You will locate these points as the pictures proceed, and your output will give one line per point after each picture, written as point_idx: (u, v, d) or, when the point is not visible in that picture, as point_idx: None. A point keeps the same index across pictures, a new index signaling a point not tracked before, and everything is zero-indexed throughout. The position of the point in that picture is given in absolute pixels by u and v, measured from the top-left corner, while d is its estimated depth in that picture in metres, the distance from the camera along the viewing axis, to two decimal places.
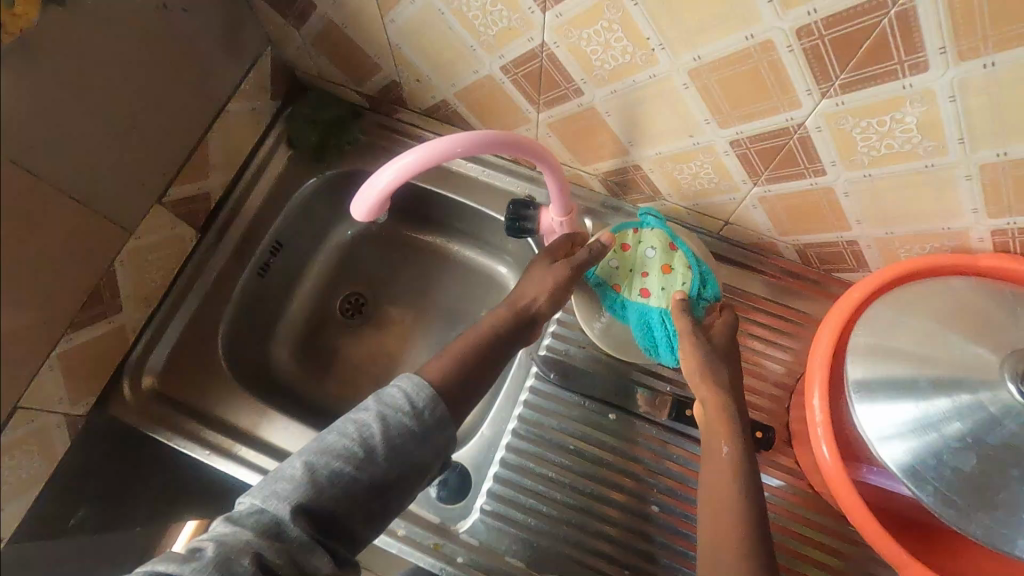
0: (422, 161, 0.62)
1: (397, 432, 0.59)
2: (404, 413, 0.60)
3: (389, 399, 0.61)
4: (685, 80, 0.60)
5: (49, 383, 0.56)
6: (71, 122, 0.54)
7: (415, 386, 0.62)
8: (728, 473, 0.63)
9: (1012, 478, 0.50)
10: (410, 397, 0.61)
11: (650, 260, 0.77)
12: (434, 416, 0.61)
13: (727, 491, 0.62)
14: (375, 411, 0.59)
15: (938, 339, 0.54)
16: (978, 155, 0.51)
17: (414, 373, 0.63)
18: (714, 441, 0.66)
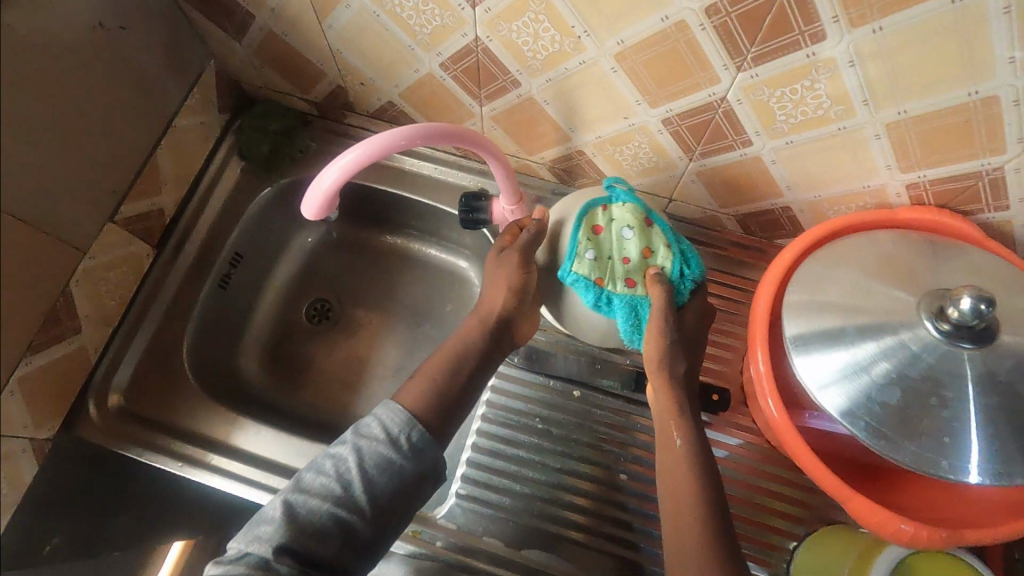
0: (366, 156, 0.51)
1: (375, 464, 0.54)
2: (381, 442, 0.55)
3: (366, 430, 0.56)
4: (612, 65, 0.55)
5: (11, 410, 0.59)
6: (23, 155, 0.55)
7: (391, 413, 0.57)
8: (687, 484, 0.55)
9: (935, 407, 0.47)
10: (386, 425, 0.56)
11: (628, 242, 0.62)
12: (413, 442, 0.56)
13: (686, 497, 0.54)
14: (350, 444, 0.55)
15: (861, 291, 0.52)
16: (883, 115, 0.50)
17: (391, 399, 0.59)
18: (671, 448, 0.58)
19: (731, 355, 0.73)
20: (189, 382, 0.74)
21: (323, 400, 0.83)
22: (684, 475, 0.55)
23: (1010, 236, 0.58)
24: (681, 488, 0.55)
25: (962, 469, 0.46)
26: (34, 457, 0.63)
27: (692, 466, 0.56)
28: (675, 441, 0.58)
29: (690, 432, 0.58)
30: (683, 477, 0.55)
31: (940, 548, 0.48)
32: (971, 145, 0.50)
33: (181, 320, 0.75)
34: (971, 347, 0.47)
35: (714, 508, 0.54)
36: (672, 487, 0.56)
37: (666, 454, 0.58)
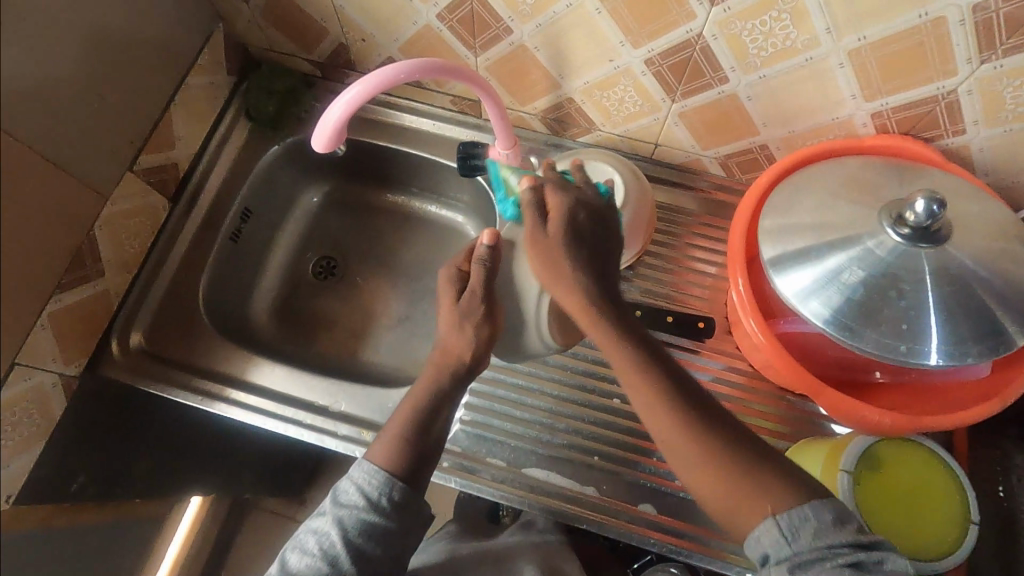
0: (368, 90, 0.57)
1: (357, 531, 0.52)
2: (360, 508, 0.53)
3: (344, 498, 0.54)
4: (596, 6, 0.59)
5: (42, 342, 0.64)
6: (55, 98, 0.59)
7: (367, 472, 0.55)
8: (671, 423, 0.50)
9: (896, 299, 0.52)
10: (363, 488, 0.54)
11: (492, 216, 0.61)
12: (394, 500, 0.54)
13: (691, 451, 0.49)
14: (330, 516, 0.53)
15: (832, 208, 0.56)
16: (844, 42, 0.55)
17: (362, 459, 0.56)
18: (626, 377, 0.52)
19: (716, 289, 0.77)
20: (205, 326, 0.78)
21: (331, 349, 0.87)
22: (668, 414, 0.50)
23: (969, 161, 0.62)
24: (685, 450, 0.49)
25: (920, 352, 0.52)
26: (63, 392, 0.67)
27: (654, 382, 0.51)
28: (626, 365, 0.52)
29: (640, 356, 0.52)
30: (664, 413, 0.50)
31: (902, 432, 0.55)
32: (926, 67, 0.54)
33: (196, 270, 0.79)
34: (926, 247, 0.52)
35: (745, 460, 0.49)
36: (660, 429, 0.50)
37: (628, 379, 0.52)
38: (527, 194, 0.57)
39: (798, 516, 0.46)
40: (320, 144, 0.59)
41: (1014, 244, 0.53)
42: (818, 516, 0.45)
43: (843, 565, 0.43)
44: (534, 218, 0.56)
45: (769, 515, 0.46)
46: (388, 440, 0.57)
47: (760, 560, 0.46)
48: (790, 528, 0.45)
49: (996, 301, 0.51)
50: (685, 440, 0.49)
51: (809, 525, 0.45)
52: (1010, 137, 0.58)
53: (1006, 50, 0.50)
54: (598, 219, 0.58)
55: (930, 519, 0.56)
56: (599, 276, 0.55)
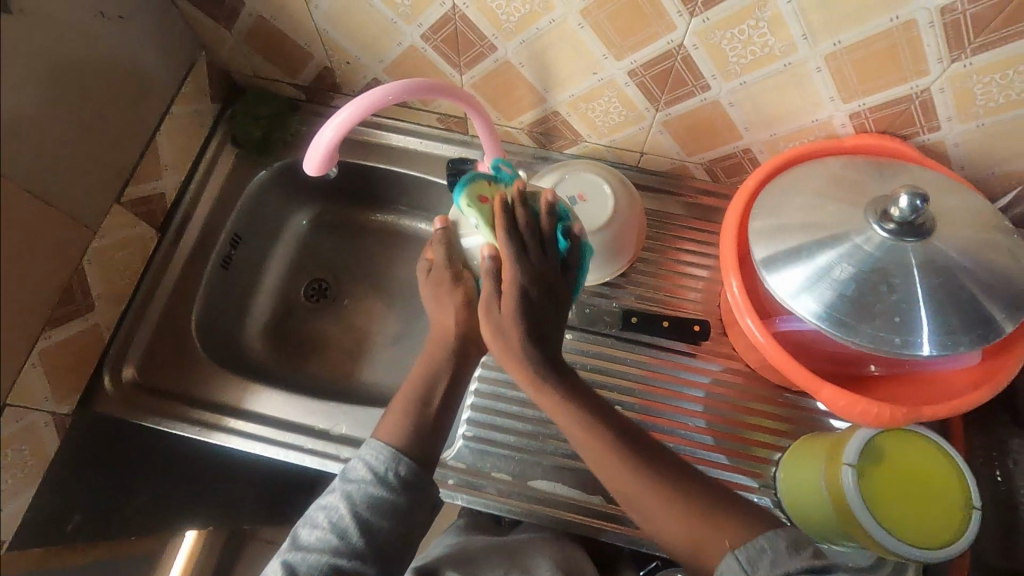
0: (359, 111, 0.58)
1: (365, 505, 0.52)
2: (368, 483, 0.54)
3: (352, 474, 0.55)
4: (579, 21, 0.61)
5: (35, 380, 0.62)
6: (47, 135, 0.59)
7: (375, 450, 0.56)
8: (606, 453, 0.54)
9: (888, 293, 0.53)
10: (372, 464, 0.55)
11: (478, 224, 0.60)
12: (400, 475, 0.55)
13: (635, 484, 0.53)
14: (340, 491, 0.54)
15: (820, 208, 0.57)
16: (821, 48, 0.56)
17: (370, 438, 0.57)
18: (564, 423, 0.57)
19: (709, 292, 0.78)
20: (199, 356, 0.77)
21: (327, 371, 0.86)
22: (611, 458, 0.54)
23: (945, 155, 0.64)
24: (637, 489, 0.53)
25: (914, 344, 0.53)
26: (56, 431, 0.66)
27: (588, 422, 0.56)
28: (565, 412, 0.56)
29: (573, 404, 0.56)
30: (602, 446, 0.55)
31: (901, 424, 0.56)
32: (899, 68, 0.56)
33: (187, 300, 0.79)
34: (912, 241, 0.53)
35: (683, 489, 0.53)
36: (603, 459, 0.55)
37: (564, 423, 0.56)
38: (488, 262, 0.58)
39: (754, 548, 0.47)
40: (313, 165, 0.60)
41: (995, 234, 0.55)
42: (773, 544, 0.47)
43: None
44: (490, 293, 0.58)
45: (728, 550, 0.48)
46: (395, 418, 0.58)
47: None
48: (749, 559, 0.47)
49: (981, 290, 0.53)
50: (635, 473, 0.53)
51: (765, 553, 0.46)
52: (982, 131, 0.60)
53: (975, 49, 0.52)
54: (534, 296, 0.57)
55: (938, 506, 0.57)
56: (539, 347, 0.57)
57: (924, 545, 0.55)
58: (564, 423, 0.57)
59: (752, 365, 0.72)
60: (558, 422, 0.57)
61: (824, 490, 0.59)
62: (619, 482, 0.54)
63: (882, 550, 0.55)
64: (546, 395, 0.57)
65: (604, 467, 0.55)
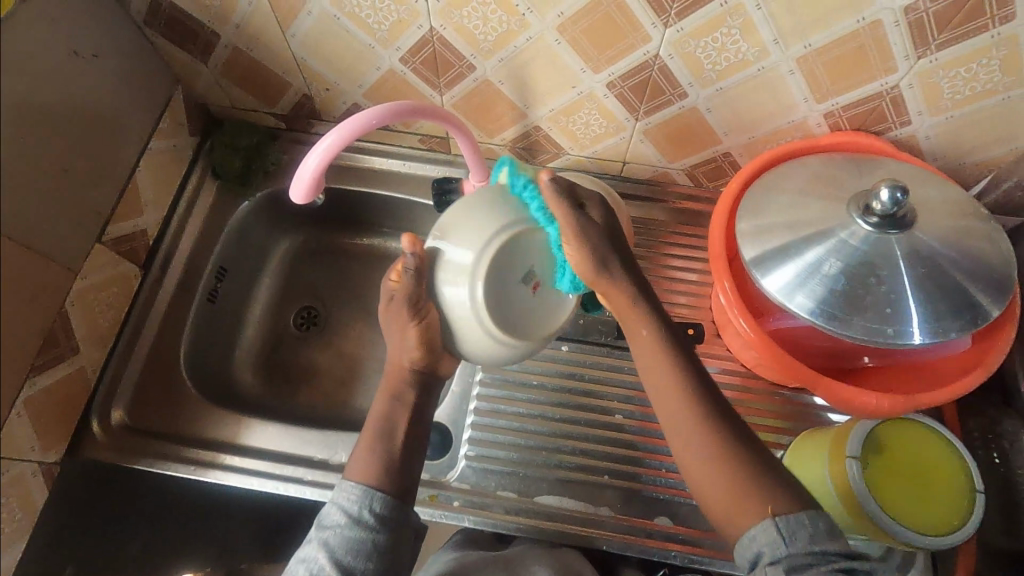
0: (343, 137, 0.58)
1: (346, 551, 0.51)
2: (344, 526, 0.52)
3: (327, 521, 0.53)
4: (556, 37, 0.62)
5: (19, 430, 0.60)
6: (27, 180, 0.57)
7: (346, 493, 0.55)
8: (673, 392, 0.52)
9: (878, 284, 0.54)
10: (346, 508, 0.54)
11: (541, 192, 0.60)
12: (377, 512, 0.54)
13: (695, 437, 0.50)
14: (317, 542, 0.52)
15: (804, 206, 0.59)
16: (792, 51, 0.58)
17: (340, 481, 0.56)
18: (646, 355, 0.54)
19: (699, 295, 0.79)
20: (189, 393, 0.76)
21: (321, 400, 0.85)
22: (678, 392, 0.52)
23: (918, 148, 0.66)
24: (693, 423, 0.51)
25: (905, 333, 0.54)
26: (43, 480, 0.64)
27: (666, 358, 0.53)
28: (639, 333, 0.54)
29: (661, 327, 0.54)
30: (666, 378, 0.52)
31: (900, 413, 0.57)
32: (869, 67, 0.58)
33: (175, 336, 0.77)
34: (896, 233, 0.54)
35: (729, 430, 0.51)
36: (666, 391, 0.52)
37: (642, 355, 0.54)
38: (550, 183, 0.54)
39: (798, 520, 0.46)
40: (300, 193, 0.59)
41: (973, 221, 0.56)
42: (816, 523, 0.46)
43: (835, 570, 0.43)
44: (560, 207, 0.53)
45: (768, 516, 0.47)
46: (365, 455, 0.58)
47: (751, 561, 0.46)
48: (788, 528, 0.46)
49: (965, 277, 0.54)
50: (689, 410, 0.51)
51: (807, 528, 0.46)
52: (952, 123, 0.62)
53: (940, 44, 0.54)
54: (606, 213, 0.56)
55: (938, 492, 0.57)
56: (620, 261, 0.54)
57: (935, 532, 0.55)
58: (636, 343, 0.54)
59: (748, 365, 0.72)
60: (635, 341, 0.54)
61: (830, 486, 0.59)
62: (667, 407, 0.52)
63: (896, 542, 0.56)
64: (629, 310, 0.54)
65: (673, 406, 0.52)
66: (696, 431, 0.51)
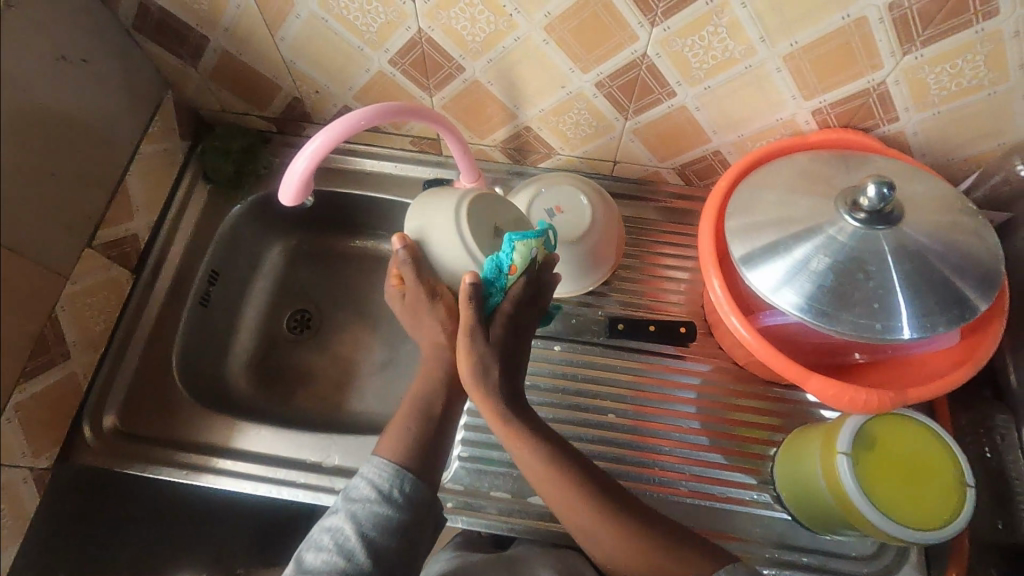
0: (331, 139, 0.58)
1: (372, 525, 0.51)
2: (373, 502, 0.53)
3: (355, 494, 0.54)
4: (543, 37, 0.62)
5: (9, 435, 0.60)
6: (17, 184, 0.57)
7: (378, 468, 0.55)
8: (569, 499, 0.55)
9: (867, 279, 0.55)
10: (376, 482, 0.54)
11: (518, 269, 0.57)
12: (405, 492, 0.54)
13: (600, 534, 0.54)
14: (344, 512, 0.52)
15: (792, 203, 0.59)
16: (779, 49, 0.58)
17: (371, 456, 0.56)
18: (531, 468, 0.56)
19: (691, 293, 0.79)
20: (182, 397, 0.75)
21: (314, 402, 0.85)
22: (577, 498, 0.54)
23: (906, 144, 0.66)
24: (588, 524, 0.54)
25: (894, 328, 0.54)
26: (34, 486, 0.64)
27: (551, 469, 0.55)
28: (523, 449, 0.55)
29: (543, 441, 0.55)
30: (557, 487, 0.55)
31: (890, 409, 0.57)
32: (855, 64, 0.58)
33: (167, 340, 0.77)
34: (883, 229, 0.55)
35: (638, 521, 0.54)
36: (562, 497, 0.55)
37: (526, 466, 0.56)
38: (472, 289, 0.53)
39: None
40: (289, 195, 0.60)
41: (960, 216, 0.56)
42: None
43: None
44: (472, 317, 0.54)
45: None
46: (394, 433, 0.58)
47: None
48: None
49: (952, 271, 0.55)
50: (588, 514, 0.54)
51: None
52: (939, 119, 0.62)
53: (925, 41, 0.54)
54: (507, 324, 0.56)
55: (930, 488, 0.57)
56: (502, 373, 0.55)
57: (931, 527, 0.55)
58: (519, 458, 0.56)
59: (740, 362, 0.72)
60: (518, 456, 0.56)
61: (823, 487, 0.60)
62: (572, 515, 0.55)
63: (892, 539, 0.56)
64: (511, 431, 0.56)
65: (569, 510, 0.55)
66: (600, 530, 0.54)
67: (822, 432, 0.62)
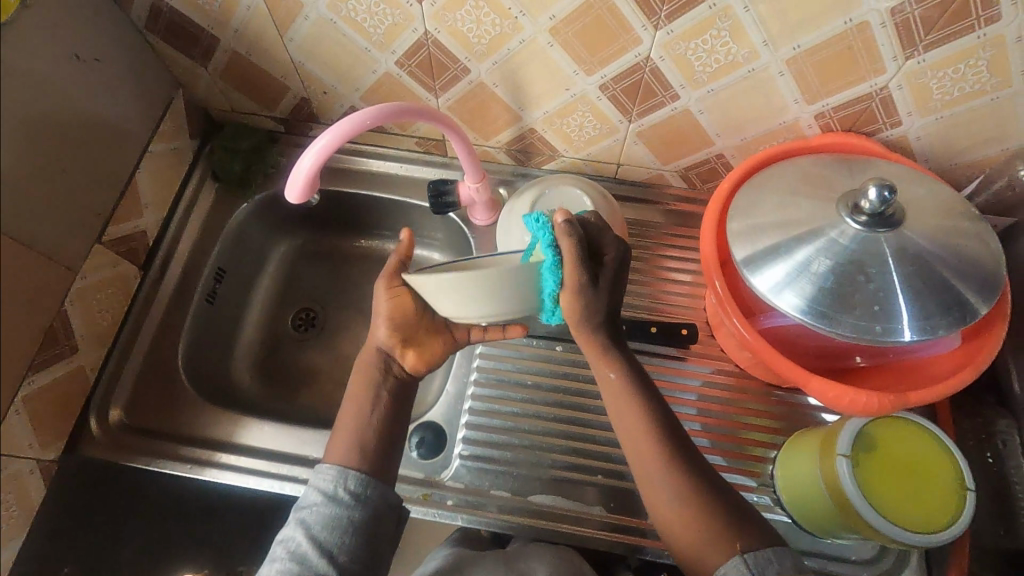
0: (338, 138, 0.59)
1: (322, 527, 0.52)
2: (322, 504, 0.54)
3: (304, 502, 0.55)
4: (548, 40, 0.62)
5: (17, 426, 0.61)
6: (32, 180, 0.58)
7: (322, 473, 0.56)
8: (647, 438, 0.56)
9: (868, 281, 0.55)
10: (322, 487, 0.55)
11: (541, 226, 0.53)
12: (352, 489, 0.55)
13: (658, 473, 0.55)
14: (293, 522, 0.53)
15: (794, 206, 0.59)
16: (781, 53, 0.59)
17: (318, 464, 0.57)
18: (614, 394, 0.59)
19: (693, 295, 0.79)
20: (187, 392, 0.76)
21: (318, 400, 0.85)
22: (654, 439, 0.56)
23: (909, 149, 0.67)
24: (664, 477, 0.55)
25: (895, 331, 0.54)
26: (41, 477, 0.65)
27: (637, 404, 0.58)
28: (610, 375, 0.58)
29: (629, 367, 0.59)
30: (635, 420, 0.57)
31: (891, 411, 0.57)
32: (858, 68, 0.58)
33: (173, 336, 0.78)
34: (884, 231, 0.55)
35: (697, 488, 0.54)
36: (637, 440, 0.57)
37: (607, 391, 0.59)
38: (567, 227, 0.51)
39: (762, 556, 0.49)
40: (296, 191, 0.60)
41: (962, 221, 0.56)
42: (780, 558, 0.49)
43: None
44: (573, 258, 0.51)
45: (736, 553, 0.50)
46: (347, 442, 0.59)
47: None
48: (757, 565, 0.48)
49: (953, 275, 0.55)
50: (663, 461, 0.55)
51: (772, 564, 0.48)
52: (941, 124, 0.62)
53: (926, 46, 0.55)
54: (619, 266, 0.57)
55: (929, 493, 0.57)
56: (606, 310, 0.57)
57: (944, 525, 0.56)
58: (606, 386, 0.59)
59: (741, 365, 0.72)
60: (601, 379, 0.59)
61: (836, 513, 0.59)
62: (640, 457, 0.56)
63: (908, 545, 0.55)
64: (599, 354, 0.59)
65: (636, 443, 0.57)
66: (658, 468, 0.55)
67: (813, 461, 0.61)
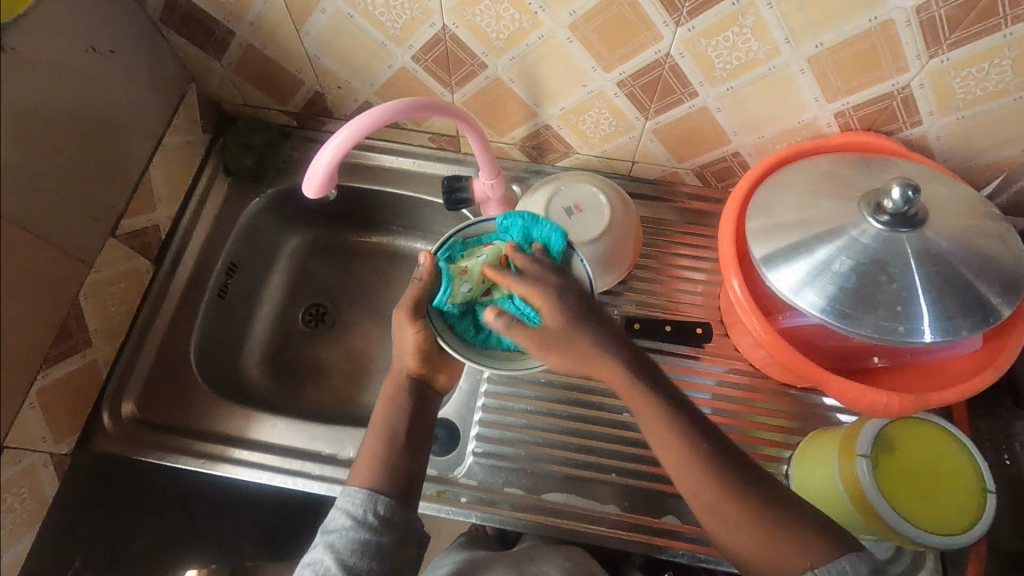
0: (356, 132, 0.58)
1: (351, 551, 0.52)
2: (350, 528, 0.53)
3: (331, 524, 0.54)
4: (567, 35, 0.62)
5: (32, 419, 0.61)
6: (49, 174, 0.58)
7: (350, 497, 0.56)
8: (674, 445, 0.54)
9: (891, 280, 0.54)
10: (350, 511, 0.55)
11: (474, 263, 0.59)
12: (379, 514, 0.55)
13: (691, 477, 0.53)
14: (322, 547, 0.53)
15: (815, 206, 0.59)
16: (803, 50, 0.58)
17: (344, 485, 0.57)
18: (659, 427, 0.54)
19: (707, 293, 0.79)
20: (199, 386, 0.76)
21: (329, 397, 0.85)
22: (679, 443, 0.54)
23: (928, 148, 0.66)
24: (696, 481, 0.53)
25: (916, 331, 0.54)
26: (54, 470, 0.65)
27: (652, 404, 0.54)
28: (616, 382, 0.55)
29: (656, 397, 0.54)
30: (654, 424, 0.54)
31: (910, 412, 0.57)
32: (880, 66, 0.58)
33: (186, 330, 0.78)
34: (906, 231, 0.54)
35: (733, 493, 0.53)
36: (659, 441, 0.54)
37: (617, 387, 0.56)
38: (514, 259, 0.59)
39: (835, 570, 0.48)
40: (315, 186, 0.60)
41: (984, 221, 0.56)
42: (855, 568, 0.48)
43: None
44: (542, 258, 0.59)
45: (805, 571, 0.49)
46: (372, 458, 0.59)
47: None
48: None
49: (975, 275, 0.54)
50: (697, 470, 0.53)
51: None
52: (963, 124, 0.62)
53: (951, 44, 0.54)
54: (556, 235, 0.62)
55: (949, 496, 0.57)
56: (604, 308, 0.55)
57: (977, 516, 0.56)
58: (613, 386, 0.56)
59: (756, 365, 0.72)
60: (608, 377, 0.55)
61: (857, 517, 0.58)
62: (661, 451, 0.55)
63: (926, 546, 0.55)
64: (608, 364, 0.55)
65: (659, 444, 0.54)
66: (693, 473, 0.53)
67: (830, 463, 0.61)
